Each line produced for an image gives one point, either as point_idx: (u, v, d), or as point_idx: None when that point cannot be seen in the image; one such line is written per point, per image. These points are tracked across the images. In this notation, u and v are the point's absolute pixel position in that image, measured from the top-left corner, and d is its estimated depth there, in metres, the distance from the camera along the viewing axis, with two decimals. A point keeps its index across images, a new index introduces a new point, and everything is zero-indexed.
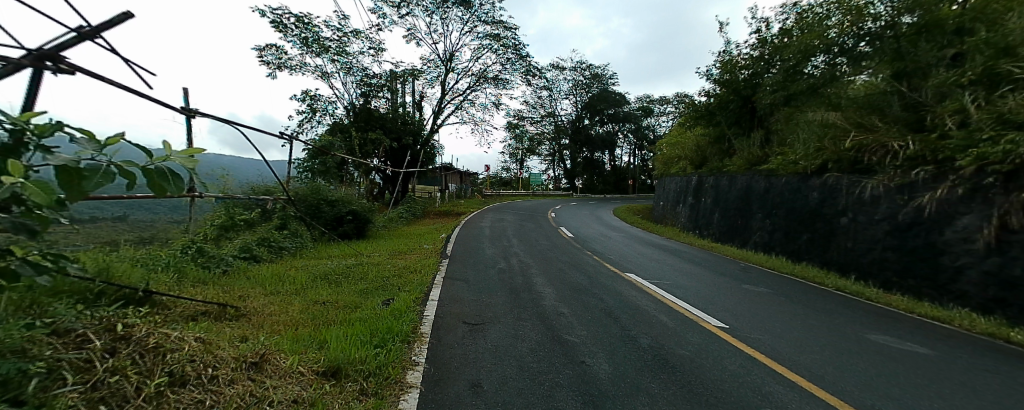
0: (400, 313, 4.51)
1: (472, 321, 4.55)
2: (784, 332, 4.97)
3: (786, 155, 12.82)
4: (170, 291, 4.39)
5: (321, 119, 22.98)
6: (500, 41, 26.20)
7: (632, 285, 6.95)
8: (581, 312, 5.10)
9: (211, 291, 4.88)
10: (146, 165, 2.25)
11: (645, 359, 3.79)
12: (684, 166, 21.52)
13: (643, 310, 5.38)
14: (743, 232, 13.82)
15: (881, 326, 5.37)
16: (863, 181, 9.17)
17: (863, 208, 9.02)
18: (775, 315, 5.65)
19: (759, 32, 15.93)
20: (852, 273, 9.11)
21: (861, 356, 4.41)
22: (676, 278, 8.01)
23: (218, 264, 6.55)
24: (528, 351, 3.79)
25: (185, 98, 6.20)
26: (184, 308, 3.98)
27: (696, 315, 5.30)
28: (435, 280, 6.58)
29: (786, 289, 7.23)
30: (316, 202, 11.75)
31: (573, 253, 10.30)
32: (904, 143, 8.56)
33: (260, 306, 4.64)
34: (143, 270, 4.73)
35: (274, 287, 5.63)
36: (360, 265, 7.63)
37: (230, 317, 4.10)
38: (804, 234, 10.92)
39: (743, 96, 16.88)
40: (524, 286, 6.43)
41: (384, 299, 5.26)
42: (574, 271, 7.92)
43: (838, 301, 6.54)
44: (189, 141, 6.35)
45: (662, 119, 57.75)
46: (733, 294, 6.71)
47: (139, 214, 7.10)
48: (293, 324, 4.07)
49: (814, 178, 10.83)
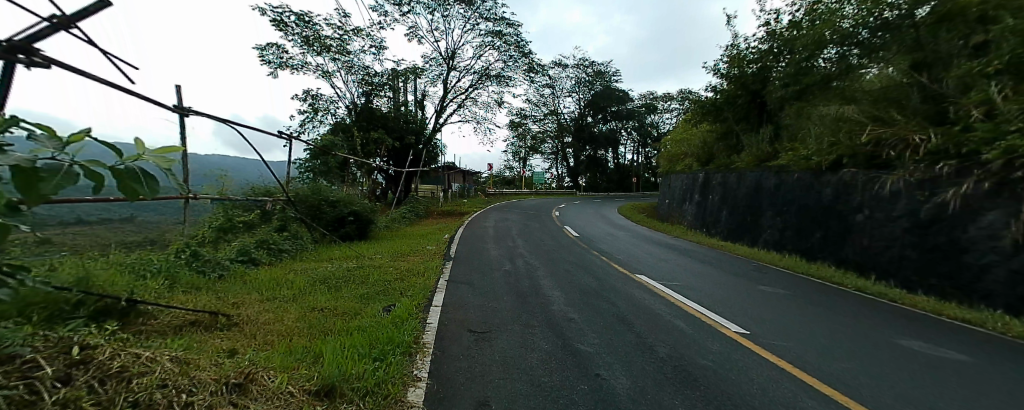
0: (401, 321, 4.27)
1: (478, 329, 4.29)
2: (808, 339, 4.69)
3: (797, 151, 12.50)
4: (159, 299, 4.16)
5: (323, 119, 22.76)
6: (503, 38, 25.93)
7: (643, 287, 6.68)
8: (593, 318, 4.84)
9: (204, 298, 4.65)
10: (116, 165, 1.99)
11: (666, 371, 3.52)
12: (690, 163, 21.19)
13: (657, 315, 5.11)
14: (752, 229, 13.52)
15: (911, 330, 5.07)
16: (880, 177, 8.86)
17: (880, 204, 8.71)
18: (797, 319, 5.36)
19: (769, 25, 15.60)
20: (869, 272, 8.80)
21: (892, 364, 4.13)
22: (688, 279, 7.72)
23: (214, 268, 6.31)
24: (539, 363, 3.53)
25: (178, 96, 5.97)
26: (172, 318, 3.76)
27: (713, 320, 5.03)
28: (439, 284, 6.33)
29: (804, 290, 6.94)
30: (317, 203, 11.50)
31: (580, 254, 10.02)
32: (925, 136, 8.23)
33: (254, 314, 4.39)
34: (132, 277, 4.50)
35: (271, 293, 5.38)
36: (361, 268, 7.39)
37: (220, 328, 3.86)
38: (818, 231, 10.60)
39: (752, 91, 16.55)
40: (531, 290, 6.18)
41: (385, 305, 5.00)
42: (582, 273, 7.63)
43: (860, 303, 6.23)
44: (182, 140, 6.11)
45: (666, 116, 57.33)
46: (749, 297, 6.43)
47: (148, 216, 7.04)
48: (288, 335, 3.82)
49: (827, 174, 10.52)
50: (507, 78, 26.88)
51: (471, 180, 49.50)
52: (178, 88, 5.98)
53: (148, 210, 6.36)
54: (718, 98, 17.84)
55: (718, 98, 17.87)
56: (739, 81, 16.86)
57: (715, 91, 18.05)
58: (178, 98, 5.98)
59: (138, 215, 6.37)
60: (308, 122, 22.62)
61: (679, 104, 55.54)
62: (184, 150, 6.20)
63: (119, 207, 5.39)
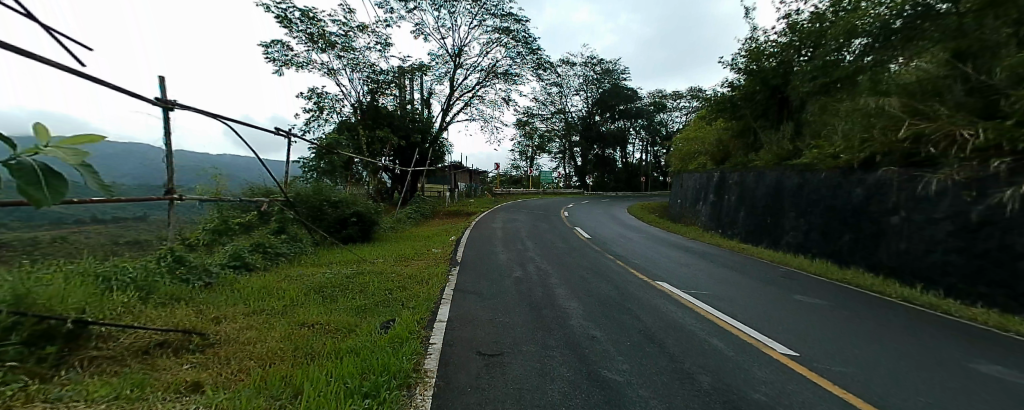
0: (400, 343, 3.73)
1: (487, 351, 3.74)
2: (868, 362, 4.08)
3: (822, 148, 11.83)
4: (125, 317, 3.66)
5: (328, 118, 22.43)
6: (510, 35, 25.38)
7: (667, 297, 6.10)
8: (618, 337, 4.27)
9: (182, 313, 4.16)
10: (8, 161, 1.46)
11: (713, 407, 2.93)
12: (705, 161, 20.52)
13: (691, 333, 4.52)
14: (773, 231, 12.86)
15: (982, 353, 4.42)
16: (920, 176, 8.19)
17: (920, 205, 8.04)
18: (849, 337, 4.74)
19: (789, 17, 14.96)
20: (907, 278, 8.12)
21: (970, 392, 3.52)
22: (714, 286, 7.11)
23: (200, 277, 5.81)
24: (560, 397, 2.96)
25: (161, 88, 5.47)
26: (135, 340, 3.28)
27: (754, 339, 4.45)
28: (444, 294, 5.79)
29: (846, 301, 6.30)
30: (319, 203, 10.95)
31: (594, 258, 9.42)
32: (972, 131, 7.54)
33: (234, 332, 3.88)
34: (98, 291, 4.02)
35: (259, 304, 4.88)
36: (361, 275, 6.85)
37: (191, 352, 3.36)
38: (847, 234, 9.94)
39: (772, 86, 15.89)
40: (545, 300, 5.64)
41: (383, 320, 4.46)
42: (599, 281, 7.03)
43: (911, 317, 5.59)
44: (165, 136, 5.63)
45: (675, 114, 56.50)
46: (787, 309, 5.81)
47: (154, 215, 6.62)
48: (268, 360, 3.31)
49: (858, 173, 9.87)
50: (514, 75, 26.35)
51: (478, 178, 49.21)
52: (161, 79, 5.49)
53: (146, 212, 6.00)
54: (735, 94, 17.21)
55: (735, 94, 17.22)
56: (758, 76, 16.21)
57: (732, 87, 17.40)
58: (162, 91, 5.49)
59: (135, 216, 6.03)
60: (312, 120, 22.26)
61: (688, 102, 54.77)
62: (168, 147, 5.75)
63: (105, 208, 4.98)
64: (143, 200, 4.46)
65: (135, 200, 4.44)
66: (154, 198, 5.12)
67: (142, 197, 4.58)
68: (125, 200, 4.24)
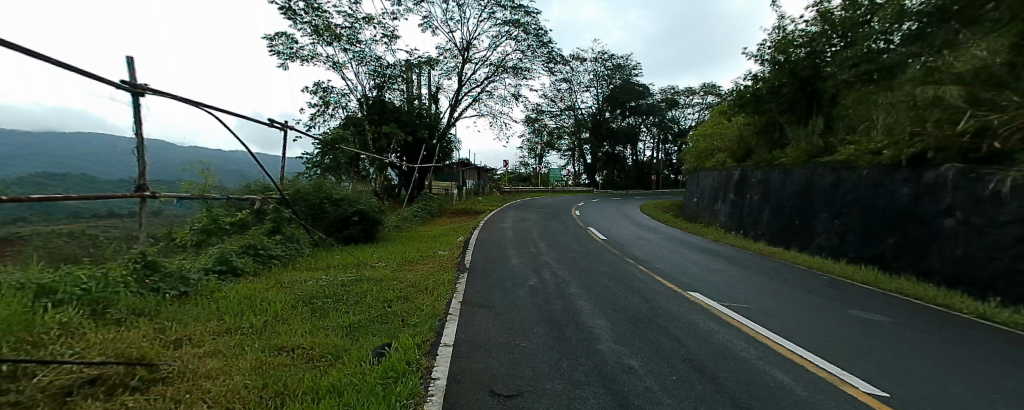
0: (397, 380, 3.01)
1: (504, 391, 3.00)
2: (977, 401, 3.25)
3: (861, 144, 10.92)
4: (55, 344, 3.00)
5: (333, 113, 21.86)
6: (521, 28, 24.46)
7: (706, 313, 5.31)
8: (659, 369, 3.51)
9: (137, 334, 3.48)
10: None
11: None
12: (723, 158, 19.59)
13: (748, 364, 3.74)
14: (802, 232, 11.97)
15: None
16: (982, 174, 7.29)
17: (982, 206, 7.15)
18: (935, 367, 3.92)
19: (821, 5, 14.24)
20: (966, 289, 7.22)
21: None
22: (754, 298, 6.30)
23: (175, 285, 5.12)
24: None
25: (129, 70, 4.80)
26: (55, 380, 2.60)
27: (827, 372, 3.65)
28: (451, 308, 5.07)
29: (914, 319, 5.45)
30: (319, 201, 10.13)
31: (615, 263, 8.65)
32: None
33: (195, 360, 3.19)
34: (33, 309, 3.35)
35: (237, 320, 4.18)
36: (359, 282, 6.14)
37: (130, 391, 2.68)
38: (890, 238, 9.05)
39: (801, 78, 15.01)
40: (566, 316, 4.88)
41: (377, 344, 3.72)
42: (624, 291, 6.26)
43: (999, 340, 4.74)
44: (135, 126, 4.97)
45: (687, 111, 55.26)
46: (848, 329, 4.99)
47: (173, 211, 7.42)
48: (226, 404, 2.59)
49: (904, 171, 8.96)
50: (525, 70, 25.55)
51: (485, 175, 48.67)
52: (128, 58, 4.82)
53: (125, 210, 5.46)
54: (759, 88, 16.33)
55: (760, 87, 16.33)
56: (786, 68, 15.30)
57: (756, 80, 16.51)
58: (129, 72, 4.81)
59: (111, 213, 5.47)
60: (318, 116, 21.76)
61: (702, 98, 53.51)
62: (139, 137, 5.06)
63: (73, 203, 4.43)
64: (97, 198, 3.77)
65: (95, 197, 3.74)
66: (123, 196, 4.51)
67: (93, 197, 3.85)
68: (83, 198, 3.55)
